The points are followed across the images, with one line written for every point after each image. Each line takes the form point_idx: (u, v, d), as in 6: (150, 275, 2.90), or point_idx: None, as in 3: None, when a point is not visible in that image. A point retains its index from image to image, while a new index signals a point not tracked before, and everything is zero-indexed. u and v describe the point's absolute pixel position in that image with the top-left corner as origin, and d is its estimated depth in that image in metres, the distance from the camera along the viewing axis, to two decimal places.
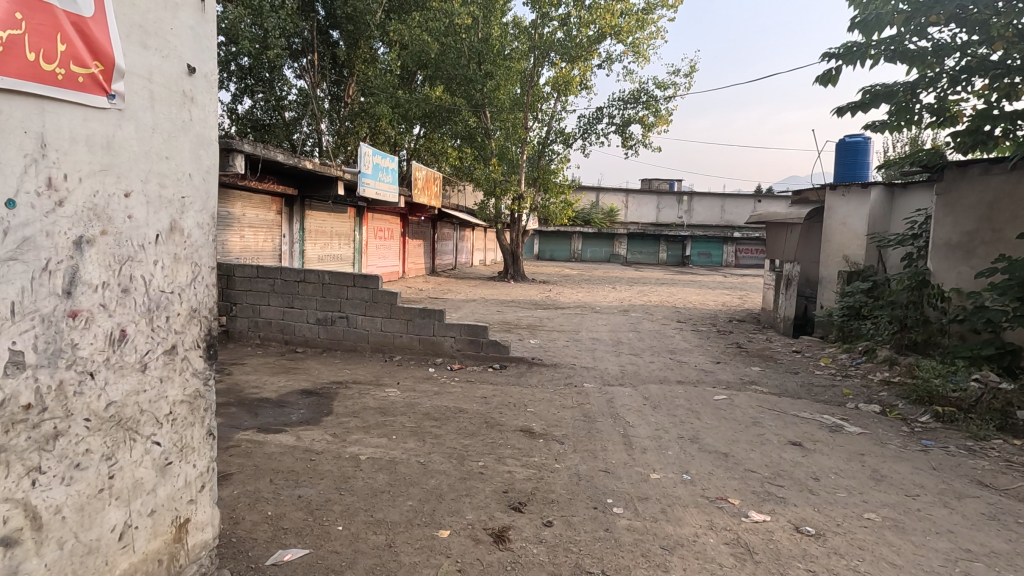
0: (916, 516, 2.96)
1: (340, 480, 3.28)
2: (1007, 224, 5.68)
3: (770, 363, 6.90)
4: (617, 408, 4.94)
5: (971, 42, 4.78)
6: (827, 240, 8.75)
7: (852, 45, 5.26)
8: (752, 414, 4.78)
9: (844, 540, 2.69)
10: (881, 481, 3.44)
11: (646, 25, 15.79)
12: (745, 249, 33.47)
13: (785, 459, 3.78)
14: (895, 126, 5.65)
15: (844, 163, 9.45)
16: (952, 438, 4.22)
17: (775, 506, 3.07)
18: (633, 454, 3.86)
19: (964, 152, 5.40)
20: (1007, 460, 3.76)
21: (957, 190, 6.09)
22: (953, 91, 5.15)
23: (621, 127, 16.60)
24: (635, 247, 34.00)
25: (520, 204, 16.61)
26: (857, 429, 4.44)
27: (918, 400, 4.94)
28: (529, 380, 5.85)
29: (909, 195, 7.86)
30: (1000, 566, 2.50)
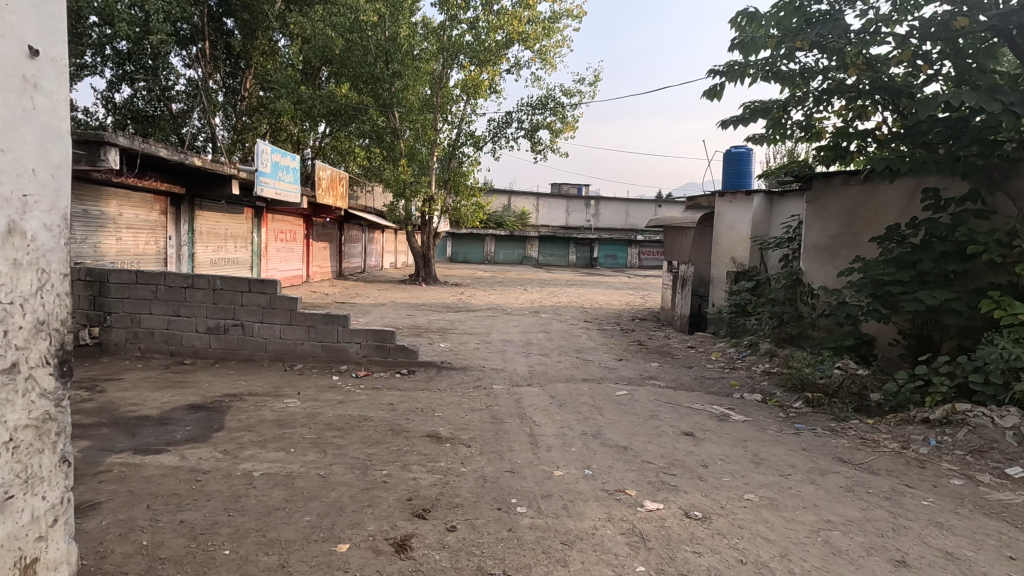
0: (788, 493, 3.27)
1: (229, 500, 3.07)
2: (863, 228, 6.43)
3: (668, 359, 7.33)
4: (525, 408, 5.03)
5: (831, 67, 5.37)
6: (717, 242, 9.45)
7: (733, 64, 5.71)
8: (651, 408, 5.05)
9: (726, 521, 2.90)
10: (760, 464, 3.76)
11: (553, 33, 16.22)
12: (647, 250, 35.47)
13: (678, 449, 4.03)
14: (772, 138, 6.23)
15: (731, 173, 10.24)
16: (820, 421, 4.70)
17: (668, 494, 3.25)
18: (539, 452, 3.94)
19: (827, 164, 6.06)
20: (862, 437, 4.25)
21: (822, 197, 6.80)
22: (817, 110, 5.76)
23: (529, 131, 16.93)
24: (547, 249, 34.89)
25: (430, 207, 16.43)
26: (741, 416, 4.83)
27: (793, 387, 5.44)
28: (438, 384, 5.79)
29: (785, 201, 8.65)
30: (853, 532, 2.81)
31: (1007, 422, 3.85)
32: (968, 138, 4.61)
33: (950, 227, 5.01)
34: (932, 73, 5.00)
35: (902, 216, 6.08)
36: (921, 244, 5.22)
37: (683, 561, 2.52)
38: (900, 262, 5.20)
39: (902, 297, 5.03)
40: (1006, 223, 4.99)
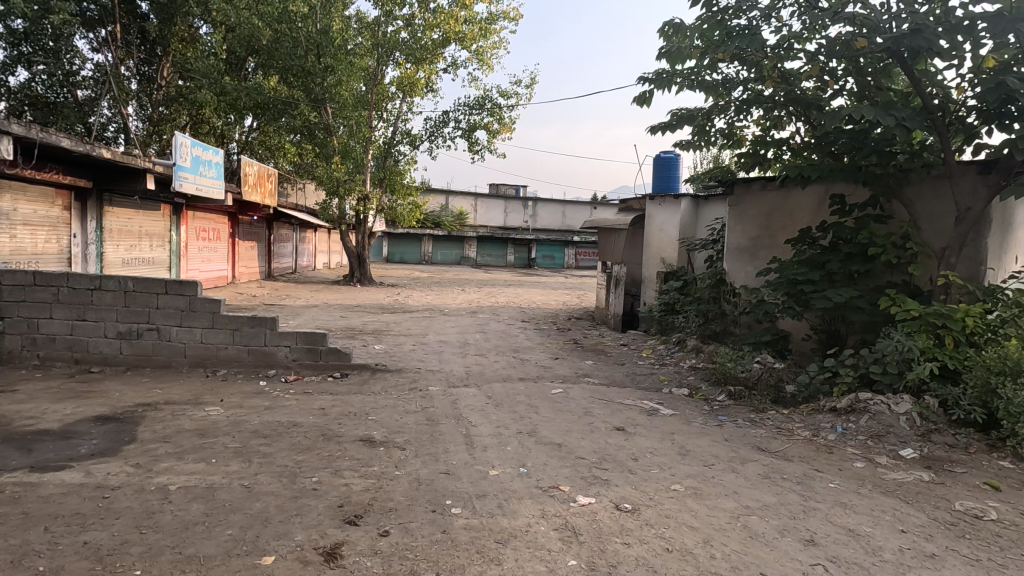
0: (711, 482, 3.44)
1: (142, 516, 2.86)
2: (779, 231, 6.87)
3: (602, 357, 7.52)
4: (461, 409, 5.01)
5: (750, 79, 5.70)
6: (648, 244, 9.80)
7: (661, 72, 5.95)
8: (585, 405, 5.17)
9: (654, 512, 3.01)
10: (686, 455, 3.93)
11: (490, 34, 16.25)
12: (583, 250, 36.30)
13: (610, 444, 4.14)
14: (697, 144, 6.54)
15: (661, 177, 10.65)
16: (741, 412, 4.98)
17: (599, 488, 3.34)
18: (474, 452, 3.94)
19: (747, 170, 6.44)
20: (778, 427, 4.54)
21: (743, 201, 7.20)
22: (738, 119, 6.10)
23: (467, 131, 16.89)
24: (485, 250, 34.91)
25: (365, 205, 16.04)
26: (669, 410, 5.03)
27: (716, 381, 5.73)
28: (373, 387, 5.65)
29: (710, 205, 9.09)
30: (769, 516, 2.99)
31: (902, 408, 4.22)
32: (868, 149, 5.03)
33: (853, 230, 5.44)
34: (838, 88, 5.42)
35: (813, 220, 6.54)
36: (829, 246, 5.64)
37: (612, 553, 2.60)
38: (811, 263, 5.60)
39: (813, 295, 5.42)
40: (900, 227, 5.48)
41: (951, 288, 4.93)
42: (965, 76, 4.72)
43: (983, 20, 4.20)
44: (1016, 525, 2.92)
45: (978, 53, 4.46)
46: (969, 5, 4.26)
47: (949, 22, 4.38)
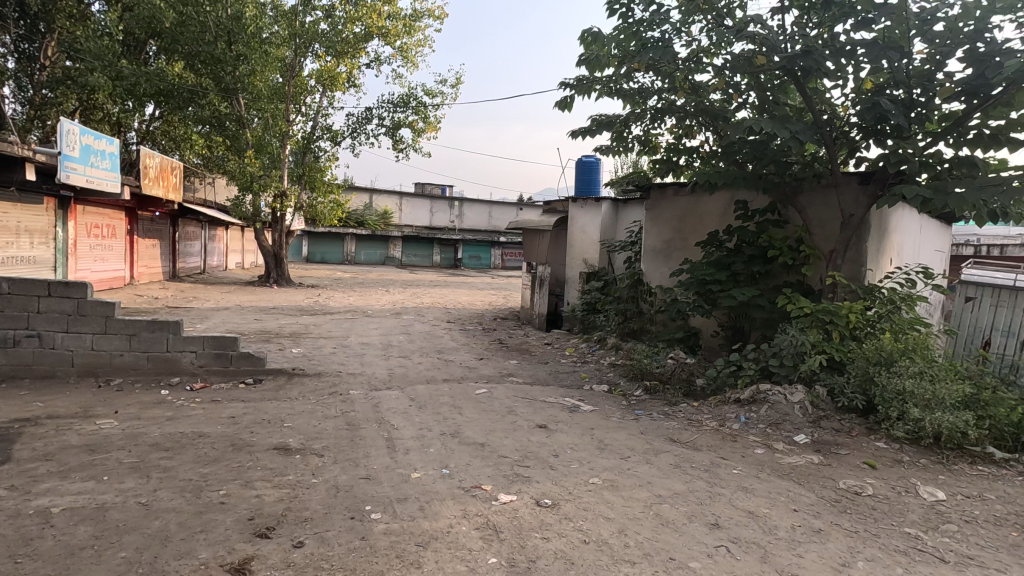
0: (627, 474, 3.59)
1: (16, 545, 2.57)
2: (690, 234, 7.27)
3: (526, 356, 7.63)
4: (383, 412, 4.91)
5: (664, 88, 6.00)
6: (571, 245, 10.06)
7: (581, 79, 6.13)
8: (508, 404, 5.22)
9: (573, 506, 3.10)
10: (604, 449, 4.07)
11: (414, 31, 16.02)
12: (510, 251, 36.67)
13: (532, 441, 4.22)
14: (616, 149, 6.79)
15: (583, 180, 10.97)
16: (656, 406, 5.22)
17: (521, 485, 3.39)
18: (396, 456, 3.87)
19: (662, 176, 6.77)
20: (689, 418, 4.80)
21: (658, 205, 7.55)
22: (653, 126, 6.40)
23: (391, 129, 16.54)
24: (410, 250, 34.35)
25: (282, 203, 15.30)
26: (589, 406, 5.20)
27: (634, 377, 5.98)
28: (289, 392, 5.41)
29: (629, 208, 9.47)
30: (679, 503, 3.17)
31: (796, 397, 4.60)
32: (767, 159, 5.44)
33: (755, 234, 5.86)
34: (742, 102, 5.82)
35: (721, 224, 6.99)
36: (734, 249, 6.04)
37: (532, 548, 2.65)
38: (719, 264, 5.97)
39: (719, 294, 5.79)
40: (795, 231, 5.96)
41: (837, 287, 5.43)
42: (848, 95, 5.21)
43: (862, 46, 4.66)
44: (888, 499, 3.26)
45: (859, 75, 4.95)
46: (851, 31, 4.72)
47: (835, 46, 4.83)
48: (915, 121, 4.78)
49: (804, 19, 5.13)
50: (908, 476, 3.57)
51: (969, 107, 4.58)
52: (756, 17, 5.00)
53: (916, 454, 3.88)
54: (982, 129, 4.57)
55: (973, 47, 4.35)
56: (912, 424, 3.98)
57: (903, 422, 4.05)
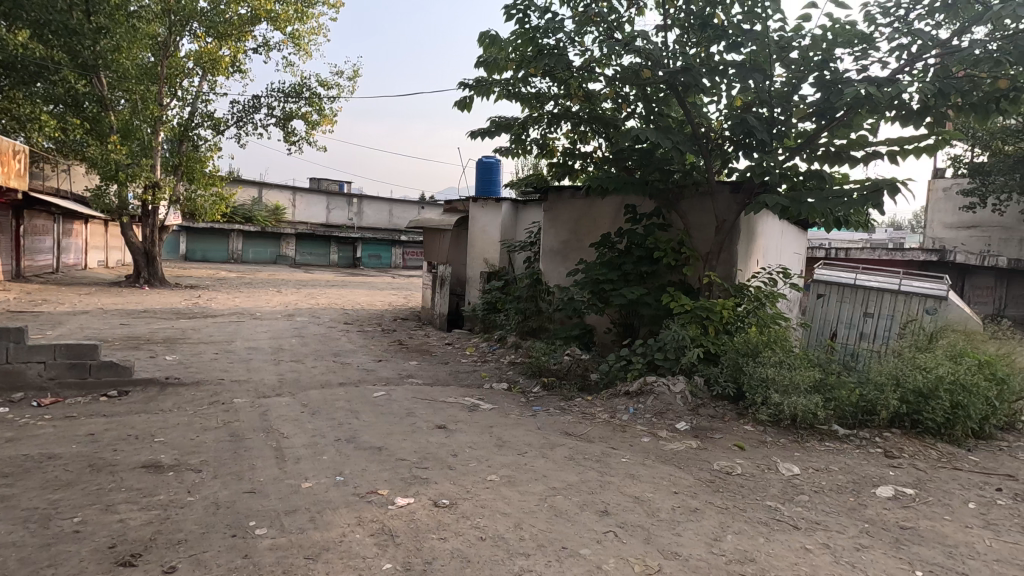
0: (524, 469, 3.68)
1: None
2: (585, 235, 7.58)
3: (426, 357, 7.54)
4: (271, 420, 4.62)
5: (560, 95, 6.22)
6: (472, 245, 10.10)
7: (480, 80, 6.18)
8: (407, 406, 5.14)
9: (470, 504, 3.12)
10: (502, 446, 4.14)
11: (307, 19, 15.23)
12: (411, 250, 36.08)
13: (431, 442, 4.19)
14: (515, 151, 6.92)
15: (483, 181, 11.05)
16: (552, 402, 5.40)
17: (419, 487, 3.35)
18: (285, 466, 3.66)
19: (559, 179, 7.00)
20: (583, 412, 5.02)
21: (555, 207, 7.80)
22: (550, 131, 6.60)
23: (282, 120, 15.59)
24: (305, 248, 32.61)
25: (155, 194, 13.87)
26: (488, 405, 5.25)
27: (532, 374, 6.13)
28: (162, 404, 4.91)
29: (528, 209, 9.68)
30: (572, 494, 3.30)
31: (678, 388, 4.98)
32: (653, 166, 5.82)
33: (643, 236, 6.25)
34: (630, 111, 6.17)
35: (613, 226, 7.38)
36: (624, 250, 6.39)
37: (427, 550, 2.63)
38: (610, 265, 6.29)
39: (611, 293, 6.11)
40: (677, 234, 6.43)
41: (712, 285, 5.94)
42: (722, 111, 5.71)
43: (733, 66, 5.13)
44: (753, 476, 3.64)
45: (731, 93, 5.44)
46: (723, 52, 5.17)
47: (710, 65, 5.27)
48: (776, 137, 5.35)
49: (684, 38, 5.54)
50: (770, 455, 4.00)
51: (819, 127, 5.20)
52: (642, 32, 5.32)
53: (776, 434, 4.35)
54: (828, 146, 5.22)
55: (821, 74, 4.95)
56: (774, 407, 4.47)
57: (766, 406, 4.53)
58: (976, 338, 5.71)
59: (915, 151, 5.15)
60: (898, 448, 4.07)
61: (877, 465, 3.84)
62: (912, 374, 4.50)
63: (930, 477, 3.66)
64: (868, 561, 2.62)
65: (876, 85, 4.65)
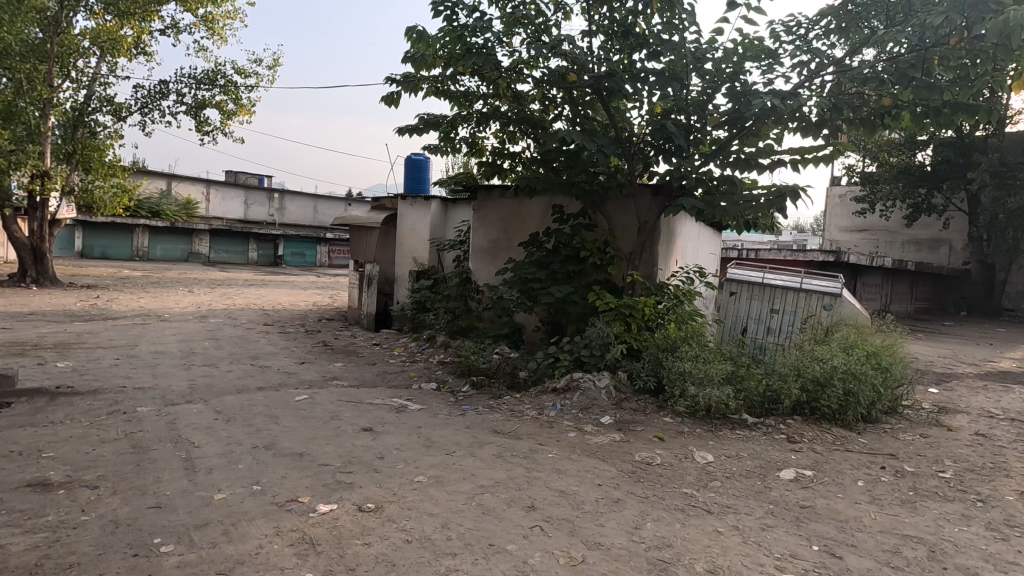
0: (452, 469, 3.67)
1: None
2: (514, 234, 7.65)
3: (352, 358, 7.33)
4: (181, 429, 4.32)
5: (488, 94, 6.23)
6: (401, 243, 9.92)
7: (408, 76, 6.08)
8: (331, 410, 4.96)
9: (396, 507, 3.07)
10: (430, 446, 4.10)
11: (221, 2, 14.33)
12: (337, 249, 34.98)
13: (357, 446, 4.07)
14: (444, 149, 6.86)
15: (412, 178, 10.87)
16: (481, 400, 5.41)
17: (342, 493, 3.25)
18: (195, 478, 3.44)
19: (488, 178, 7.02)
20: (512, 410, 5.06)
21: (485, 206, 7.81)
22: (479, 130, 6.60)
23: (193, 108, 14.58)
24: (221, 245, 30.71)
25: (44, 184, 12.54)
26: (416, 406, 5.18)
27: (462, 373, 6.11)
28: (50, 416, 4.44)
29: (457, 208, 9.63)
30: (500, 491, 3.32)
31: (602, 383, 5.14)
32: (579, 168, 5.96)
33: (570, 236, 6.38)
34: (557, 113, 6.29)
35: (541, 226, 7.49)
36: (552, 249, 6.51)
37: (351, 556, 2.56)
38: (538, 264, 6.39)
39: (539, 291, 6.21)
40: (602, 234, 6.63)
41: (635, 284, 6.17)
42: (643, 116, 5.94)
43: (653, 74, 5.36)
44: (671, 465, 3.82)
45: (651, 100, 5.67)
46: (644, 60, 5.38)
47: (632, 72, 5.47)
48: (693, 144, 5.64)
49: (608, 44, 5.71)
50: (688, 444, 4.22)
51: (730, 135, 5.53)
52: (568, 37, 5.43)
53: (693, 424, 4.59)
54: (739, 154, 5.56)
55: (733, 85, 5.27)
56: (690, 399, 4.72)
57: (684, 398, 4.78)
58: (865, 331, 6.30)
59: (814, 160, 5.60)
60: (799, 433, 4.42)
61: (781, 449, 4.15)
62: (811, 365, 4.90)
63: (826, 459, 4.00)
64: (772, 539, 2.83)
65: (780, 98, 5.01)
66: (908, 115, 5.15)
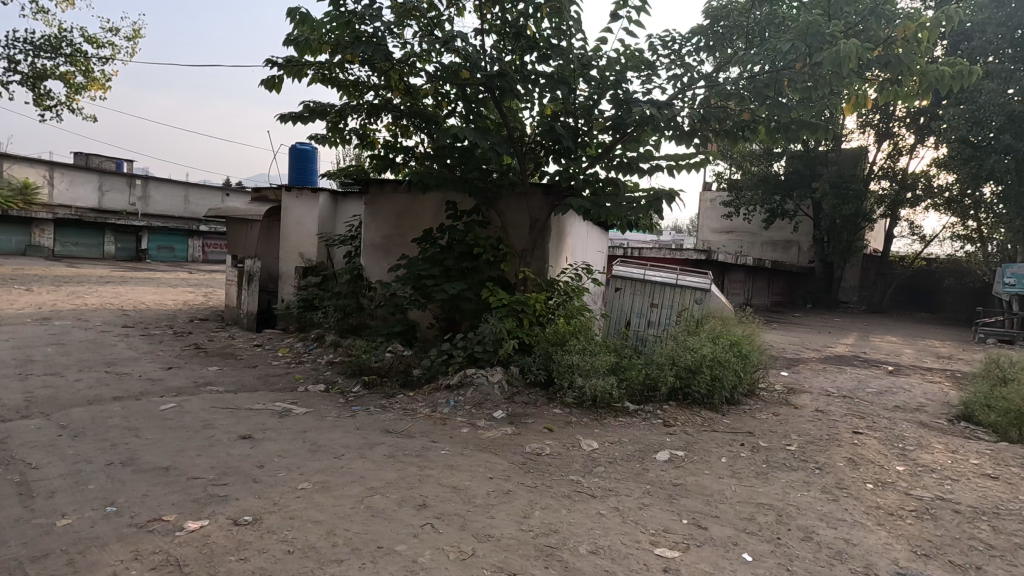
0: (340, 472, 3.53)
1: None
2: (408, 230, 7.51)
3: (229, 361, 6.78)
4: (14, 449, 3.73)
5: (379, 85, 6.06)
6: (285, 238, 9.34)
7: (291, 59, 5.73)
8: (204, 418, 4.56)
9: (278, 517, 2.89)
10: (316, 451, 3.92)
11: None
12: (213, 243, 32.83)
13: (233, 455, 3.78)
14: (332, 140, 6.57)
15: (297, 168, 10.27)
16: (372, 400, 5.26)
17: (215, 507, 3.00)
18: (33, 504, 3.00)
19: (379, 172, 6.81)
20: (404, 408, 4.98)
21: (377, 200, 7.59)
22: (369, 122, 6.39)
23: (30, 78, 12.61)
24: (69, 238, 26.96)
25: None
26: (302, 409, 4.92)
27: (352, 373, 5.90)
28: None
29: (347, 201, 9.24)
30: (390, 492, 3.25)
31: (495, 378, 5.23)
32: (472, 165, 6.00)
33: (464, 233, 6.40)
34: (450, 109, 6.26)
35: (435, 223, 7.43)
36: (445, 246, 6.47)
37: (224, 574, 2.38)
38: (432, 260, 6.33)
39: (433, 288, 6.16)
40: (496, 232, 6.71)
41: (527, 280, 6.33)
42: (535, 118, 6.10)
43: (543, 77, 5.51)
44: (559, 455, 3.98)
45: (542, 101, 5.84)
46: (535, 63, 5.53)
47: (523, 74, 5.60)
48: (580, 146, 5.89)
49: (500, 44, 5.79)
50: (575, 433, 4.42)
51: (614, 139, 5.85)
52: (460, 33, 5.42)
53: (580, 414, 4.82)
54: (622, 158, 5.90)
55: (616, 92, 5.58)
56: (578, 390, 4.95)
57: (572, 390, 5.00)
58: (730, 323, 6.98)
59: (687, 166, 6.08)
60: (673, 417, 4.81)
61: (658, 433, 4.48)
62: (684, 354, 5.34)
63: (696, 439, 4.39)
64: (648, 517, 3.05)
65: (657, 107, 5.38)
66: (763, 129, 5.75)
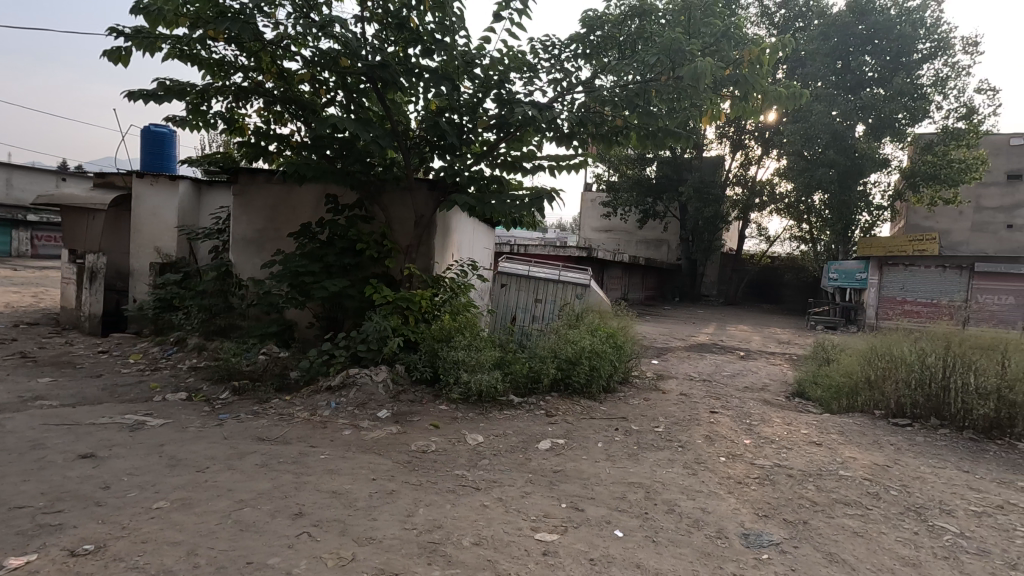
0: (204, 487, 3.24)
1: None
2: (284, 224, 7.05)
3: (66, 371, 5.91)
4: None
5: (249, 67, 5.61)
6: (137, 230, 8.33)
7: (141, 30, 5.12)
8: (32, 437, 3.94)
9: (126, 542, 2.59)
10: (175, 465, 3.55)
11: None
12: (45, 236, 28.30)
13: (70, 478, 3.30)
14: (193, 123, 5.96)
15: (151, 153, 9.19)
16: (243, 406, 4.88)
17: (47, 538, 2.61)
18: None
19: (250, 161, 6.31)
20: (280, 414, 4.68)
21: (249, 191, 7.03)
22: (237, 106, 5.90)
23: None
24: None
25: None
26: (158, 421, 4.43)
27: (219, 378, 5.42)
28: None
29: (213, 191, 8.45)
30: (262, 503, 3.04)
31: (380, 377, 5.10)
32: (353, 157, 5.77)
33: (345, 228, 6.15)
34: (329, 98, 5.97)
35: (313, 217, 7.05)
36: (325, 241, 6.16)
37: None
38: (310, 256, 6.00)
39: (312, 286, 5.85)
40: (379, 227, 6.52)
41: (413, 277, 6.24)
42: (419, 112, 6.01)
43: (427, 71, 5.45)
44: (444, 450, 3.98)
45: (426, 96, 5.77)
46: (418, 56, 5.44)
47: (406, 66, 5.49)
48: (465, 143, 5.91)
49: (382, 34, 5.62)
50: (461, 428, 4.45)
51: (498, 138, 5.95)
52: (338, 18, 5.19)
53: (466, 409, 4.86)
54: (505, 156, 6.01)
55: (499, 92, 5.67)
56: (464, 386, 4.98)
57: (458, 386, 5.02)
58: (607, 316, 7.42)
59: (566, 167, 6.35)
60: (555, 407, 5.02)
61: (540, 423, 4.65)
62: (566, 347, 5.60)
63: (575, 427, 4.62)
64: (530, 504, 3.16)
65: (538, 108, 5.56)
66: (634, 135, 6.18)
